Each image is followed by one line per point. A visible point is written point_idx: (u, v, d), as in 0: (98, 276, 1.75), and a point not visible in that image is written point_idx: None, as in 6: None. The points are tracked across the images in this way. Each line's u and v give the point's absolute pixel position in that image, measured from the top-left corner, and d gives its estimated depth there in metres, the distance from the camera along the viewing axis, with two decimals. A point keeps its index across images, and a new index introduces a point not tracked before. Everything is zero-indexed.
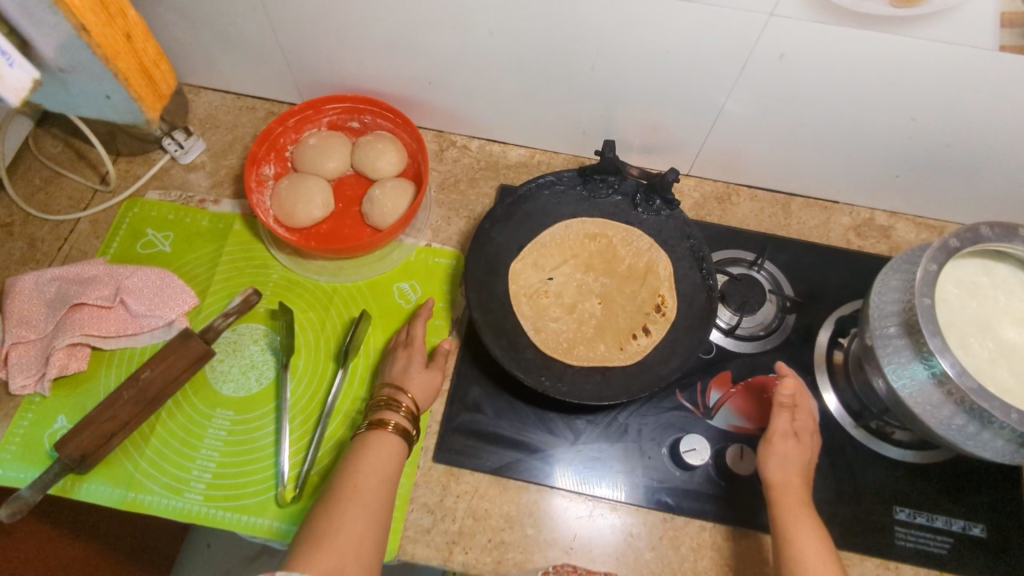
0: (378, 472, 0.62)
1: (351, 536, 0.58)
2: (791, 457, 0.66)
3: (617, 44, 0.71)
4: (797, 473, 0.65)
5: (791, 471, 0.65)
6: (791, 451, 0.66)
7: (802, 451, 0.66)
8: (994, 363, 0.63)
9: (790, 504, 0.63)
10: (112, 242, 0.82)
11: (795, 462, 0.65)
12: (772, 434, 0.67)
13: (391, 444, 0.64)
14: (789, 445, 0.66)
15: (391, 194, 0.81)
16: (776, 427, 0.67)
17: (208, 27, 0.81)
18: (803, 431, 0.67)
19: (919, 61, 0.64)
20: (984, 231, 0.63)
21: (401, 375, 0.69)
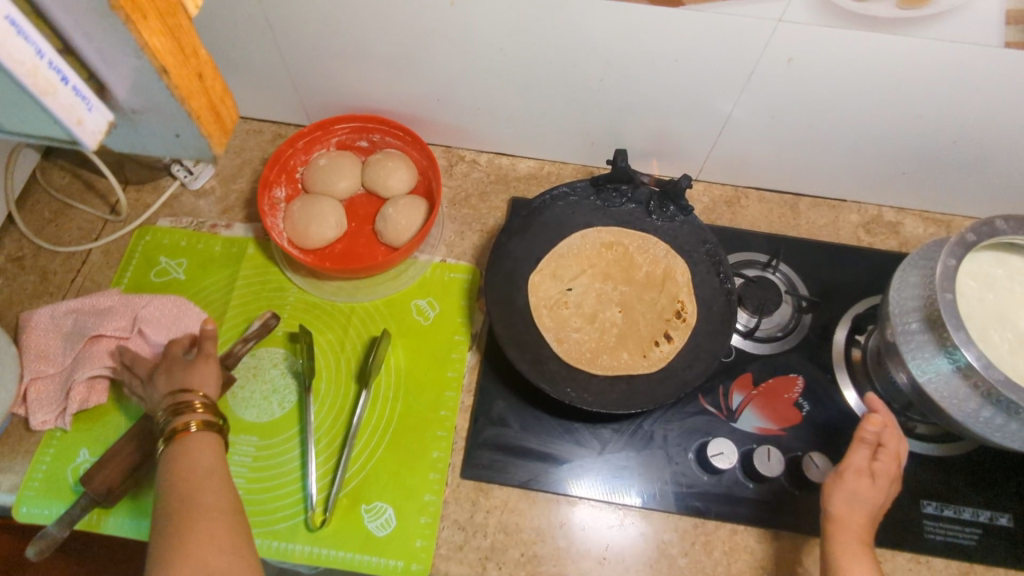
0: (202, 469, 0.60)
1: (221, 541, 0.56)
2: (864, 496, 0.63)
3: (625, 54, 0.72)
4: (864, 514, 0.62)
5: (860, 510, 0.62)
6: (863, 489, 0.63)
7: (876, 492, 0.63)
8: (1015, 354, 0.64)
9: (847, 541, 0.62)
10: (126, 272, 0.81)
11: (864, 503, 0.62)
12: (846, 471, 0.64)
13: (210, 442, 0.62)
14: (862, 483, 0.63)
15: (404, 212, 0.81)
16: (851, 463, 0.64)
17: (215, 53, 0.81)
18: (882, 473, 0.64)
19: (926, 60, 0.65)
20: (999, 224, 0.64)
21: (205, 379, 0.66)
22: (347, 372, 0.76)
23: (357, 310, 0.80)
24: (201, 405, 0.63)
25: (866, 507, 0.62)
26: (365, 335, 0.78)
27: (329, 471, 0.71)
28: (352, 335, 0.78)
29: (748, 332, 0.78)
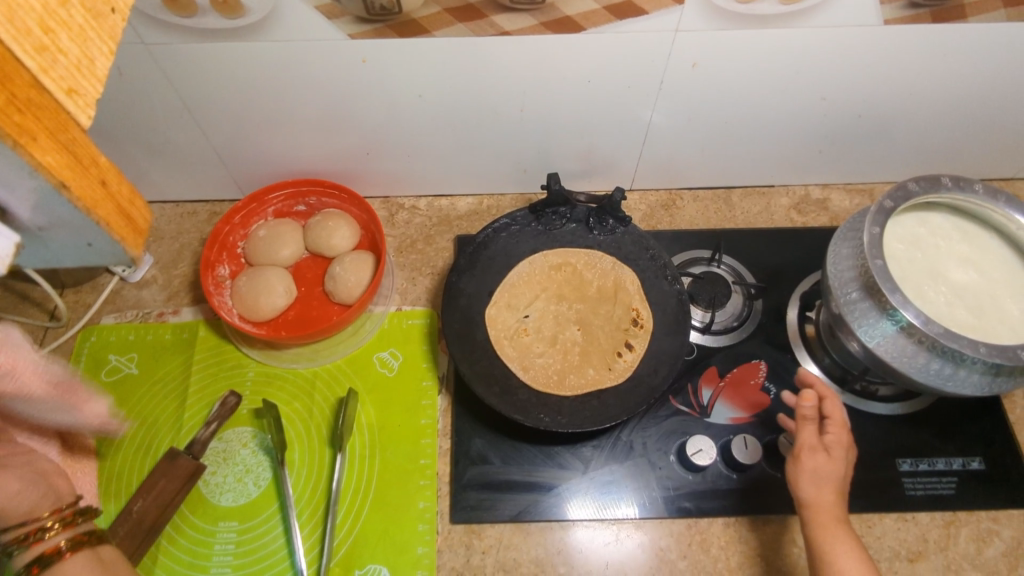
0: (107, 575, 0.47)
1: None
2: (828, 473, 0.63)
3: (541, 82, 0.74)
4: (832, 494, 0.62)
5: (825, 492, 0.62)
6: (822, 466, 0.63)
7: (836, 464, 0.63)
8: (951, 304, 0.67)
9: (827, 523, 0.61)
10: (75, 377, 0.79)
11: (829, 482, 0.62)
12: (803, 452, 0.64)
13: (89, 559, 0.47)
14: (820, 459, 0.63)
15: (352, 268, 0.81)
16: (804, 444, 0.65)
17: (137, 142, 0.80)
18: (836, 445, 0.64)
19: (818, 45, 0.69)
20: (912, 186, 0.67)
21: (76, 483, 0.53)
22: (320, 438, 0.75)
23: (320, 373, 0.79)
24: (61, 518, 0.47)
25: (832, 484, 0.62)
26: (332, 397, 0.78)
27: (316, 542, 0.70)
28: (318, 399, 0.77)
29: (705, 327, 0.80)
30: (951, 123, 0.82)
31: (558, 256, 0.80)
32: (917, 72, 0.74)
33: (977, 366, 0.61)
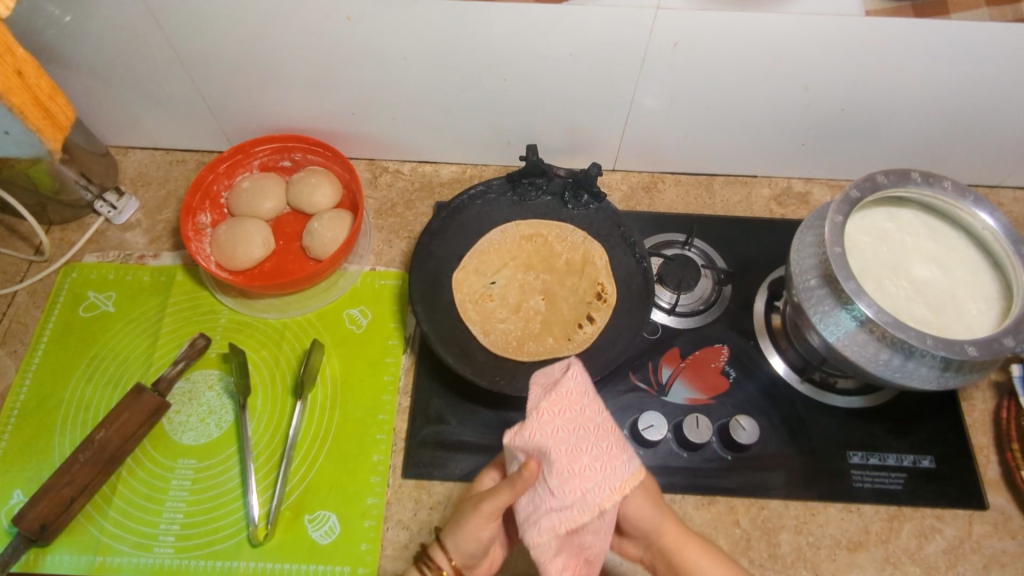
0: None
1: None
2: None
3: (525, 53, 0.75)
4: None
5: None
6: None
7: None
8: (910, 300, 0.67)
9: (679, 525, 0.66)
10: (53, 311, 0.81)
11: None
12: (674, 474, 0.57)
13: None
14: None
15: (330, 225, 0.83)
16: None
17: (128, 86, 0.82)
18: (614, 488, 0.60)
19: (800, 33, 0.70)
20: (880, 179, 0.67)
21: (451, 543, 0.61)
22: (283, 386, 0.77)
23: (290, 325, 0.81)
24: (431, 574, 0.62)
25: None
26: (299, 348, 0.79)
27: (269, 485, 0.72)
28: (285, 349, 0.79)
29: (671, 308, 0.80)
30: (934, 122, 0.82)
31: (531, 228, 0.82)
32: (900, 67, 0.74)
33: (927, 359, 0.62)
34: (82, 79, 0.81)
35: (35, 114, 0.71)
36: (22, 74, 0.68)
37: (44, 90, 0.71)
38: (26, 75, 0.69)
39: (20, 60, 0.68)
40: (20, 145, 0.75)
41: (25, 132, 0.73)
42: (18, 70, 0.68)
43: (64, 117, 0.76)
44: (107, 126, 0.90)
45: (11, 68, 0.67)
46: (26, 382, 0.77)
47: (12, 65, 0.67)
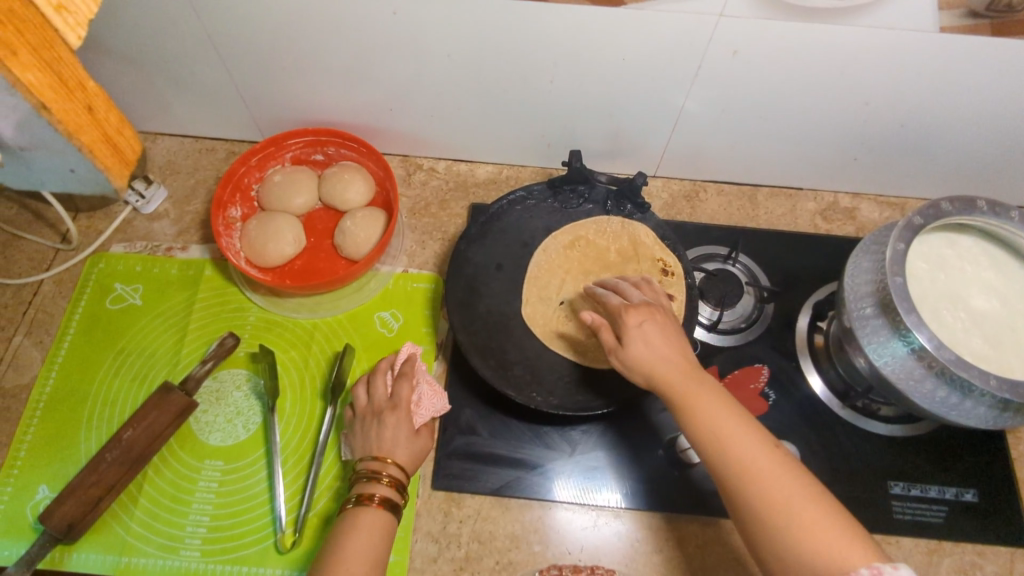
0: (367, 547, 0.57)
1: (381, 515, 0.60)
2: (644, 331, 0.59)
3: (575, 54, 0.72)
4: (668, 358, 0.57)
5: (651, 368, 0.57)
6: (652, 338, 0.59)
7: (635, 348, 0.59)
8: (968, 332, 0.65)
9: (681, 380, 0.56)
10: (80, 302, 0.79)
11: (668, 362, 0.57)
12: (632, 332, 0.60)
13: (378, 520, 0.60)
14: (647, 332, 0.59)
15: (363, 224, 0.81)
16: (629, 327, 0.60)
17: (161, 72, 0.79)
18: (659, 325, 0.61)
19: (867, 47, 0.66)
20: (945, 206, 0.64)
21: (389, 445, 0.64)
22: (312, 390, 0.75)
23: (319, 326, 0.79)
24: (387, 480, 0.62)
25: (659, 356, 0.58)
26: (329, 350, 0.78)
27: (297, 491, 0.70)
28: (315, 351, 0.77)
29: (711, 325, 0.78)
30: (995, 143, 0.79)
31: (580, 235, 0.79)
32: (967, 86, 0.70)
33: (985, 398, 0.60)
34: (113, 64, 0.78)
35: (103, 151, 0.65)
36: (92, 110, 0.61)
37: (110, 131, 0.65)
38: (95, 111, 0.62)
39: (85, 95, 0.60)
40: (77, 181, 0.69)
41: (91, 171, 0.66)
42: (87, 106, 0.60)
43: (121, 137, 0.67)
44: (136, 111, 0.87)
45: (81, 105, 0.59)
46: (51, 375, 0.75)
47: (82, 102, 0.59)
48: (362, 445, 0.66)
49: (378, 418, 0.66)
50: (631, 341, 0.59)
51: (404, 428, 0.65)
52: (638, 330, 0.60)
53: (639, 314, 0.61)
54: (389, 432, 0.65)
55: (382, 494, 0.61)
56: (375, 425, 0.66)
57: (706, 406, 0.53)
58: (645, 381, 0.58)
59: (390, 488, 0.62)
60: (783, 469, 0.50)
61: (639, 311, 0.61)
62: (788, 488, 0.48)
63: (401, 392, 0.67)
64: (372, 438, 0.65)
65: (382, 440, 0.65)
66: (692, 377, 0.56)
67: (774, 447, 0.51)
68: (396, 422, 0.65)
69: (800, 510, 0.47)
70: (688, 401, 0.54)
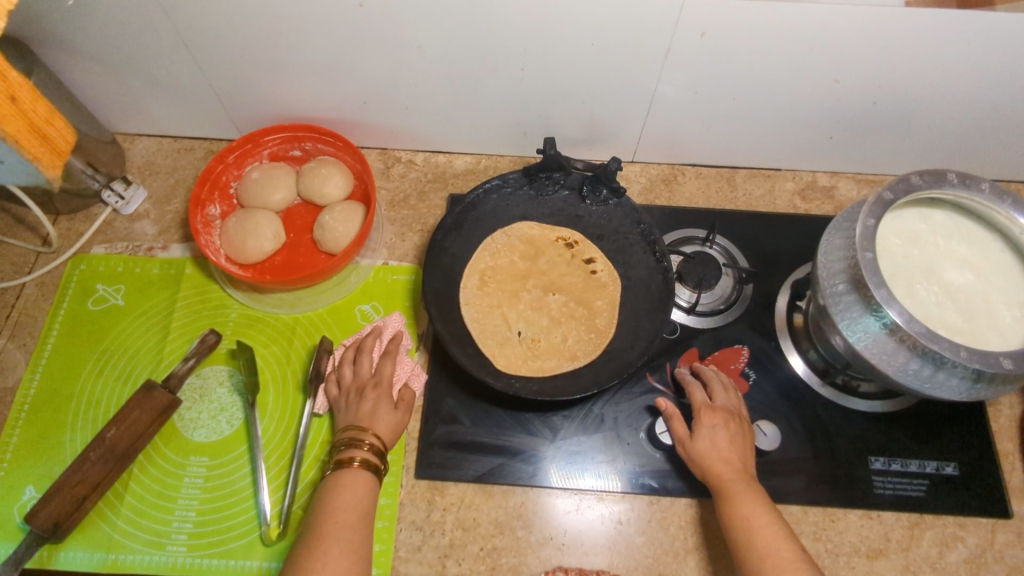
0: (353, 505, 0.61)
1: (359, 477, 0.63)
2: (715, 428, 0.67)
3: (545, 44, 0.72)
4: (729, 459, 0.65)
5: (709, 465, 0.65)
6: (720, 437, 0.66)
7: (699, 444, 0.66)
8: (941, 306, 0.65)
9: (735, 487, 0.63)
10: (62, 304, 0.80)
11: (713, 452, 0.66)
12: (705, 434, 0.67)
13: (362, 479, 0.63)
14: (718, 434, 0.66)
15: (341, 218, 0.81)
16: (699, 423, 0.68)
17: (134, 72, 0.79)
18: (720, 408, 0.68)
19: (833, 25, 0.66)
20: (915, 180, 0.64)
21: (368, 418, 0.67)
22: (294, 384, 0.76)
23: (301, 320, 0.79)
24: (369, 445, 0.65)
25: (721, 457, 0.65)
26: (310, 344, 0.78)
27: (281, 485, 0.71)
28: (296, 345, 0.78)
29: (690, 307, 0.78)
30: (969, 117, 0.79)
31: (519, 231, 0.81)
32: (938, 60, 0.70)
33: (958, 369, 0.60)
34: (86, 66, 0.79)
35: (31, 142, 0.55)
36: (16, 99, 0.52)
37: (66, 148, 0.59)
38: (21, 101, 0.53)
39: (17, 89, 0.52)
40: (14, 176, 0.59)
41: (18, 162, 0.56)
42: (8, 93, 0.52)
43: (68, 147, 0.59)
44: (113, 113, 0.88)
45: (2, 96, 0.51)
46: (36, 377, 0.76)
47: (6, 92, 0.52)
48: (345, 417, 0.69)
49: (360, 394, 0.69)
50: (700, 438, 0.67)
51: (385, 403, 0.68)
52: (710, 431, 0.67)
53: (714, 416, 0.68)
54: (371, 406, 0.68)
55: (363, 456, 0.64)
56: (357, 400, 0.69)
57: (744, 503, 0.62)
58: (701, 474, 0.66)
59: (371, 453, 0.65)
60: (786, 545, 0.59)
61: (715, 413, 0.68)
62: (788, 569, 0.57)
63: (385, 370, 0.70)
64: (355, 411, 0.68)
65: (361, 413, 0.68)
66: (733, 473, 0.64)
67: (782, 528, 0.60)
68: (379, 398, 0.68)
69: (781, 562, 0.57)
70: (727, 484, 0.63)
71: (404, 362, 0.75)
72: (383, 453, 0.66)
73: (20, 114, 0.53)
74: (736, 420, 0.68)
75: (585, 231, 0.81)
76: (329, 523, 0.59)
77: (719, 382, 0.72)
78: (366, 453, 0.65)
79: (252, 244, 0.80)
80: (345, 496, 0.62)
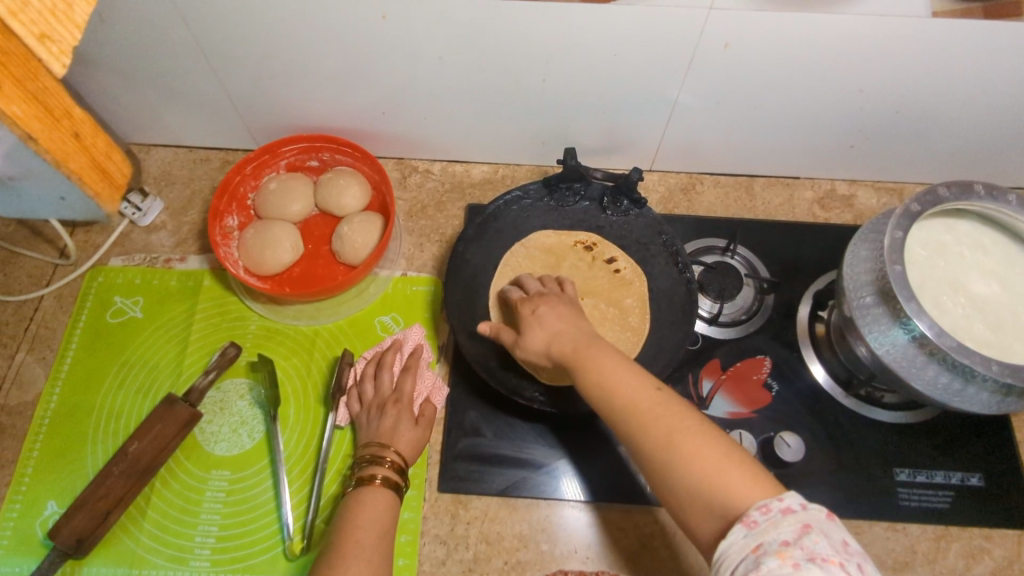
0: (376, 524, 0.60)
1: (381, 498, 0.62)
2: (547, 313, 0.63)
3: (566, 54, 0.72)
4: (553, 339, 0.61)
5: (549, 344, 0.61)
6: (549, 315, 0.63)
7: (534, 331, 0.62)
8: (968, 318, 0.64)
9: (584, 353, 0.58)
10: (81, 316, 0.80)
11: (547, 338, 0.61)
12: (529, 320, 0.64)
13: (383, 497, 0.62)
14: (544, 316, 0.63)
15: (360, 229, 0.80)
16: (524, 317, 0.65)
17: (153, 83, 0.79)
18: (535, 301, 0.66)
19: (858, 36, 0.66)
20: (942, 191, 0.64)
21: (388, 434, 0.67)
22: (315, 396, 0.75)
23: (320, 332, 0.79)
24: (389, 463, 0.65)
25: (556, 333, 0.61)
26: (330, 356, 0.78)
27: (304, 499, 0.71)
28: (316, 357, 0.78)
29: (712, 318, 0.78)
30: (991, 126, 0.78)
31: (537, 241, 0.80)
32: (965, 70, 0.70)
33: (988, 384, 0.60)
34: (103, 77, 0.78)
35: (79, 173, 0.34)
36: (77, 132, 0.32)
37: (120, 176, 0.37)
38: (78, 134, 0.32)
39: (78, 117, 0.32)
40: (70, 209, 0.48)
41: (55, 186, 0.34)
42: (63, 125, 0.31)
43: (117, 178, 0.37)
44: (129, 124, 0.87)
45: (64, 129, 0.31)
46: (55, 390, 0.76)
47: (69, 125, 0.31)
48: (367, 434, 0.69)
49: (382, 410, 0.69)
50: (528, 329, 0.63)
51: (406, 419, 0.68)
52: (535, 317, 0.64)
53: (533, 303, 0.65)
54: (392, 422, 0.68)
55: (385, 474, 0.64)
56: (377, 416, 0.69)
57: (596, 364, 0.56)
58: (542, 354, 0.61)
59: (392, 470, 0.65)
60: (654, 403, 0.53)
61: (529, 304, 0.66)
62: (654, 417, 0.52)
63: (406, 387, 0.70)
64: (376, 427, 0.68)
65: (382, 430, 0.68)
66: (578, 348, 0.59)
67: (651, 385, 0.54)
68: (399, 414, 0.68)
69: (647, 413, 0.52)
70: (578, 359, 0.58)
71: (427, 375, 0.74)
72: (405, 470, 0.66)
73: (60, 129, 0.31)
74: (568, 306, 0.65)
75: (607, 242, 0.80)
76: (350, 541, 0.58)
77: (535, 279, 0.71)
78: (388, 470, 0.65)
79: (270, 251, 0.79)
80: (367, 514, 0.61)
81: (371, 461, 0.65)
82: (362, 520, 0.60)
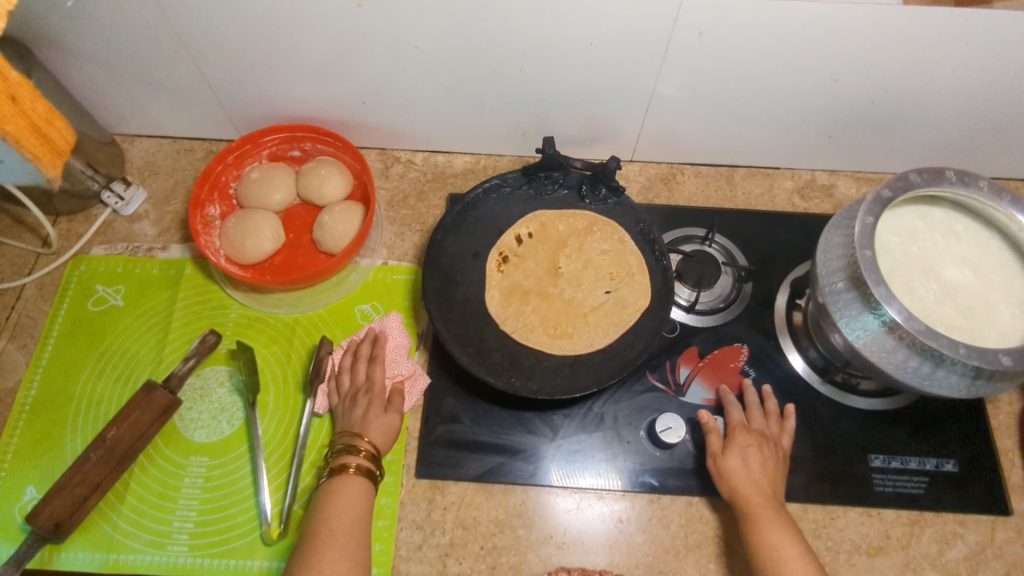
0: (350, 513, 0.61)
1: (355, 488, 0.63)
2: (750, 447, 0.68)
3: (542, 44, 0.72)
4: (758, 482, 0.66)
5: (738, 486, 0.66)
6: (752, 459, 0.67)
7: (733, 461, 0.67)
8: (940, 304, 0.65)
9: (760, 510, 0.64)
10: (62, 305, 0.80)
11: (756, 483, 0.66)
12: (722, 460, 0.68)
13: (356, 486, 0.63)
14: (750, 454, 0.68)
15: (340, 218, 0.81)
16: (733, 441, 0.69)
17: (134, 73, 0.80)
18: (756, 440, 0.69)
19: (831, 24, 0.67)
20: (914, 178, 0.64)
21: (359, 424, 0.68)
22: (294, 384, 0.76)
23: (300, 320, 0.79)
24: (363, 451, 0.65)
25: (751, 478, 0.66)
26: (310, 344, 0.78)
27: (281, 485, 0.71)
28: (296, 345, 0.78)
29: (689, 306, 0.79)
30: (967, 115, 0.79)
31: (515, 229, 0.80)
32: (938, 58, 0.70)
33: (958, 367, 0.60)
34: (85, 67, 0.79)
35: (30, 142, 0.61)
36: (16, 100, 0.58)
37: (62, 147, 0.66)
38: (22, 101, 0.59)
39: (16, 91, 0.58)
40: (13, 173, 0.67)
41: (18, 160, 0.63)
42: (10, 94, 0.58)
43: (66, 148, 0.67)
44: (112, 114, 0.88)
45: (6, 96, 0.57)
46: (36, 377, 0.76)
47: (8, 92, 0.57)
48: (342, 424, 0.70)
49: (355, 400, 0.70)
50: (732, 456, 0.68)
51: (376, 408, 0.69)
52: (743, 451, 0.68)
53: (745, 441, 0.69)
54: (363, 412, 0.69)
55: (359, 463, 0.65)
56: (351, 406, 0.70)
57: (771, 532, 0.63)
58: (729, 493, 0.66)
59: (367, 458, 0.65)
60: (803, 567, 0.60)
61: (749, 434, 0.69)
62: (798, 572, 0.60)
63: (376, 375, 0.71)
64: (349, 418, 0.69)
65: (354, 420, 0.68)
66: (763, 501, 0.65)
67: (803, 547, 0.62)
68: (371, 404, 0.69)
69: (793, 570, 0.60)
70: (758, 526, 0.63)
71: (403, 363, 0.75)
72: (378, 458, 0.66)
73: (20, 113, 0.59)
74: (774, 450, 0.69)
75: (586, 229, 0.80)
76: (323, 531, 0.60)
77: (760, 407, 0.72)
78: (361, 458, 0.65)
79: (251, 239, 0.80)
80: (340, 503, 0.62)
81: (344, 450, 0.65)
82: (336, 510, 0.61)
